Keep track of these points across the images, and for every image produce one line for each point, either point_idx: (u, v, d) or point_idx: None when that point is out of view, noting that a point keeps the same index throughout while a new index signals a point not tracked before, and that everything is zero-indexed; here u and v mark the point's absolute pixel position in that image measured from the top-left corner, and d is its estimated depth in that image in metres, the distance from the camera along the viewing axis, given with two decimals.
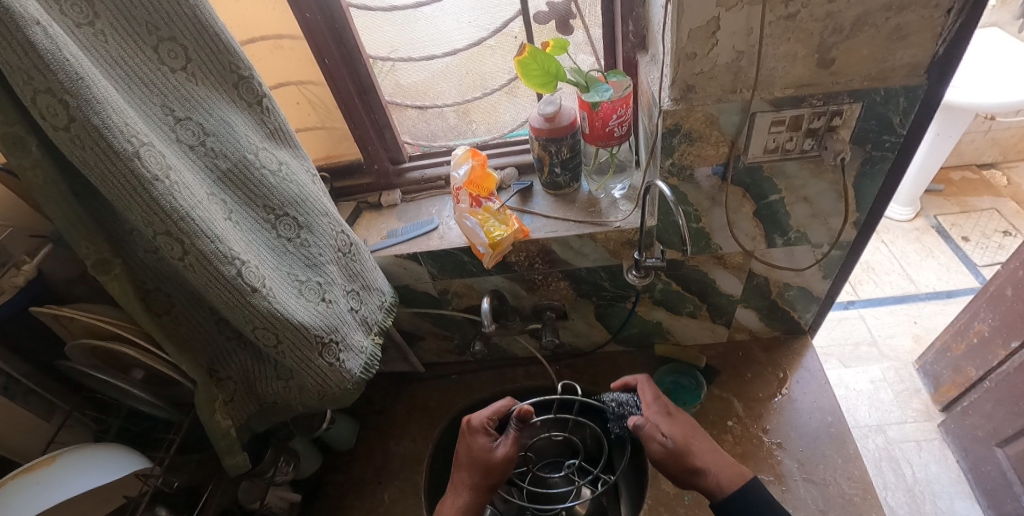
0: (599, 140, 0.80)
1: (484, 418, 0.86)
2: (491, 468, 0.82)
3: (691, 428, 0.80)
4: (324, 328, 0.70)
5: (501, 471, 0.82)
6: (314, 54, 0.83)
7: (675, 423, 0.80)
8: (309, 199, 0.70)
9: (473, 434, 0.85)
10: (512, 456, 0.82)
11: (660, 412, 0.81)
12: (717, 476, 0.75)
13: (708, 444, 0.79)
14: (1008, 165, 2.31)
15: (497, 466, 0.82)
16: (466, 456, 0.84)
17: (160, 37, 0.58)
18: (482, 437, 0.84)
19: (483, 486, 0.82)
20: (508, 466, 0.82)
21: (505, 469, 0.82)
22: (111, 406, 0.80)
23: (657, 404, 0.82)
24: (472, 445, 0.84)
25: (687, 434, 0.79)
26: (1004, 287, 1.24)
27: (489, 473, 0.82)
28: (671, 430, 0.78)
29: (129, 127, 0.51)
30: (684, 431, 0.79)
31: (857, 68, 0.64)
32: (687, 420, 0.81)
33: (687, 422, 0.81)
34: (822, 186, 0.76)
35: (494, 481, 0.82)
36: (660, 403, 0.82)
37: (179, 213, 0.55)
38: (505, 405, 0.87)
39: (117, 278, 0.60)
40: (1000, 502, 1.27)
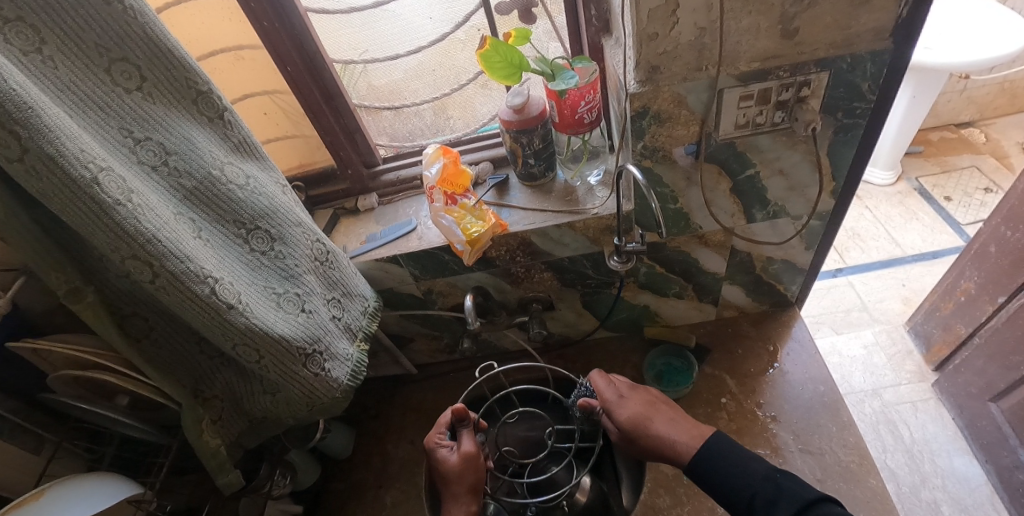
0: (570, 128, 0.79)
1: (438, 434, 0.87)
2: (460, 475, 0.82)
3: (647, 406, 0.83)
4: (306, 339, 0.70)
5: (464, 472, 0.82)
6: (277, 62, 0.81)
7: (626, 406, 0.83)
8: (280, 210, 0.69)
9: (432, 452, 0.86)
10: (472, 450, 0.84)
11: (611, 399, 0.85)
12: (675, 448, 0.77)
13: (665, 418, 0.81)
14: (985, 122, 2.32)
15: (466, 467, 0.83)
16: (438, 477, 0.84)
17: (112, 58, 0.56)
18: (441, 450, 0.85)
19: (465, 492, 0.82)
20: (476, 462, 0.84)
21: (473, 468, 0.83)
22: (100, 436, 0.79)
23: (609, 392, 0.86)
24: (436, 463, 0.84)
25: (641, 415, 0.82)
26: (988, 244, 1.25)
27: (462, 481, 0.82)
28: (624, 415, 0.82)
29: (84, 153, 0.50)
30: (636, 413, 0.82)
31: (821, 37, 0.64)
32: (641, 398, 0.84)
33: (643, 401, 0.84)
34: (796, 157, 0.76)
35: (473, 482, 0.83)
36: (611, 390, 0.86)
37: (145, 237, 0.54)
38: (446, 414, 0.89)
39: (91, 306, 0.59)
40: (997, 455, 1.29)
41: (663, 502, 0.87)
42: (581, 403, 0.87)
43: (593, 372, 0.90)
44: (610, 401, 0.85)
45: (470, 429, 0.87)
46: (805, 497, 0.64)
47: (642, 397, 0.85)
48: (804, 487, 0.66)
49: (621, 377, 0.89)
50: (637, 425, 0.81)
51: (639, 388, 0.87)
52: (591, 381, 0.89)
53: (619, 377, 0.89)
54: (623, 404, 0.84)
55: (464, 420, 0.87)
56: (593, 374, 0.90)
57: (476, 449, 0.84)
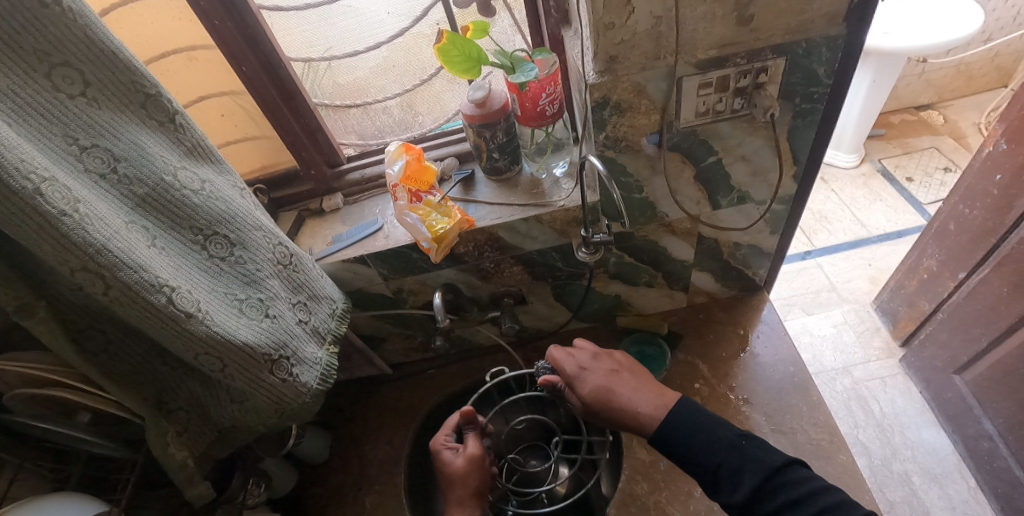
0: (532, 120, 0.79)
1: (443, 437, 0.87)
2: (465, 476, 0.82)
3: (608, 376, 0.80)
4: (272, 345, 0.68)
5: (476, 474, 0.82)
6: (231, 62, 0.79)
7: (588, 377, 0.81)
8: (239, 214, 0.68)
9: (438, 455, 0.85)
10: (477, 453, 0.84)
11: (573, 371, 0.83)
12: (636, 416, 0.74)
13: (628, 384, 0.78)
14: (944, 104, 2.39)
15: (471, 469, 0.82)
16: (442, 481, 0.83)
17: (51, 63, 0.53)
18: (446, 453, 0.84)
19: (470, 496, 0.81)
20: (482, 464, 0.83)
21: (478, 470, 0.83)
22: (63, 455, 0.76)
23: (568, 367, 0.84)
24: (441, 466, 0.84)
25: (603, 385, 0.79)
26: (947, 222, 1.29)
27: (467, 482, 0.81)
28: (588, 386, 0.80)
29: (24, 162, 0.48)
30: (596, 384, 0.80)
31: (776, 23, 0.65)
32: (604, 368, 0.81)
33: (603, 370, 0.81)
34: (756, 143, 0.77)
35: (479, 486, 0.82)
36: (570, 364, 0.85)
37: (94, 247, 0.52)
38: (454, 417, 0.89)
39: (42, 321, 0.57)
40: (963, 425, 1.34)
41: (641, 489, 0.88)
42: (543, 379, 0.88)
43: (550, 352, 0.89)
44: (569, 376, 0.84)
45: (477, 433, 0.87)
46: (769, 465, 0.63)
47: (605, 366, 0.82)
48: (769, 453, 0.65)
49: (584, 346, 0.86)
50: (599, 395, 0.78)
51: (604, 356, 0.84)
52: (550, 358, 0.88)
53: (581, 348, 0.87)
54: (585, 376, 0.82)
55: (472, 426, 0.87)
56: (552, 351, 0.89)
57: (483, 453, 0.84)
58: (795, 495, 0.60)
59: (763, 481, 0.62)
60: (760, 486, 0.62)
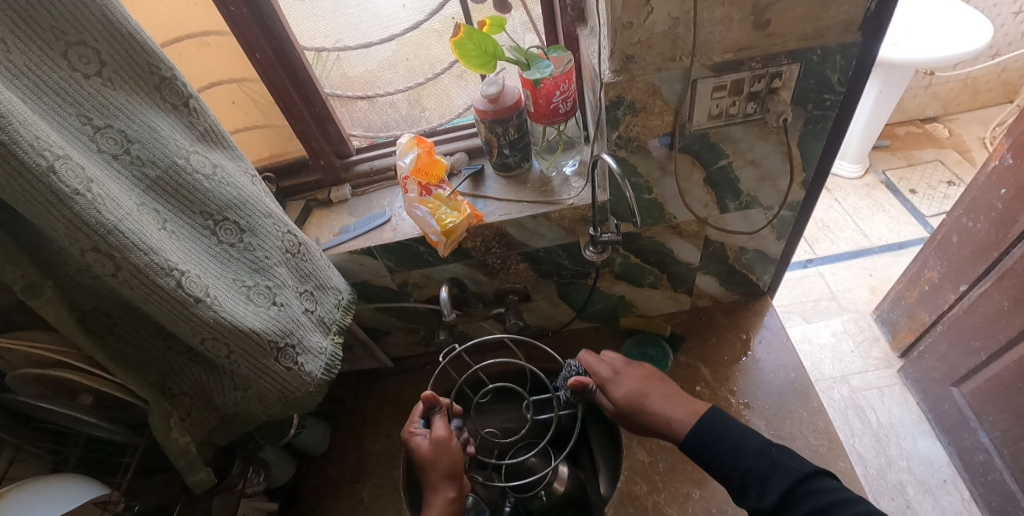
0: (545, 118, 0.79)
1: (411, 424, 0.85)
2: (434, 459, 0.80)
3: (642, 381, 0.81)
4: (278, 333, 0.68)
5: (442, 455, 0.80)
6: (244, 49, 0.79)
7: (623, 381, 0.82)
8: (249, 201, 0.68)
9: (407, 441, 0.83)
10: (444, 433, 0.82)
11: (606, 375, 0.84)
12: (670, 423, 0.75)
13: (661, 391, 0.79)
14: (949, 118, 2.40)
15: (439, 453, 0.80)
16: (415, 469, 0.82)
17: (68, 41, 0.53)
18: (412, 438, 0.82)
19: (445, 477, 0.79)
20: (449, 447, 0.81)
21: (446, 452, 0.81)
22: (64, 437, 0.76)
23: (601, 370, 0.85)
24: (411, 451, 0.82)
25: (636, 390, 0.80)
26: (950, 235, 1.29)
27: (436, 464, 0.79)
28: (620, 392, 0.81)
29: (39, 140, 0.48)
30: (630, 388, 0.81)
31: (793, 28, 0.65)
32: (638, 373, 0.83)
33: (637, 376, 0.82)
34: (768, 148, 0.77)
35: (451, 466, 0.80)
36: (602, 368, 0.85)
37: (106, 228, 0.52)
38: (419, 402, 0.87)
39: (50, 301, 0.56)
40: (959, 437, 1.34)
41: (640, 489, 0.88)
42: (572, 382, 0.86)
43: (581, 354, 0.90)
44: (601, 378, 0.84)
45: (443, 415, 0.85)
46: (798, 472, 0.64)
47: (638, 372, 0.83)
48: (799, 461, 0.66)
49: (616, 353, 0.87)
50: (633, 401, 0.80)
51: (635, 363, 0.85)
52: (581, 361, 0.88)
53: (611, 353, 0.87)
54: (618, 381, 0.83)
55: (435, 406, 0.85)
56: (582, 355, 0.89)
57: (448, 433, 0.82)
58: (821, 503, 0.60)
59: (793, 487, 0.63)
60: (788, 492, 0.63)
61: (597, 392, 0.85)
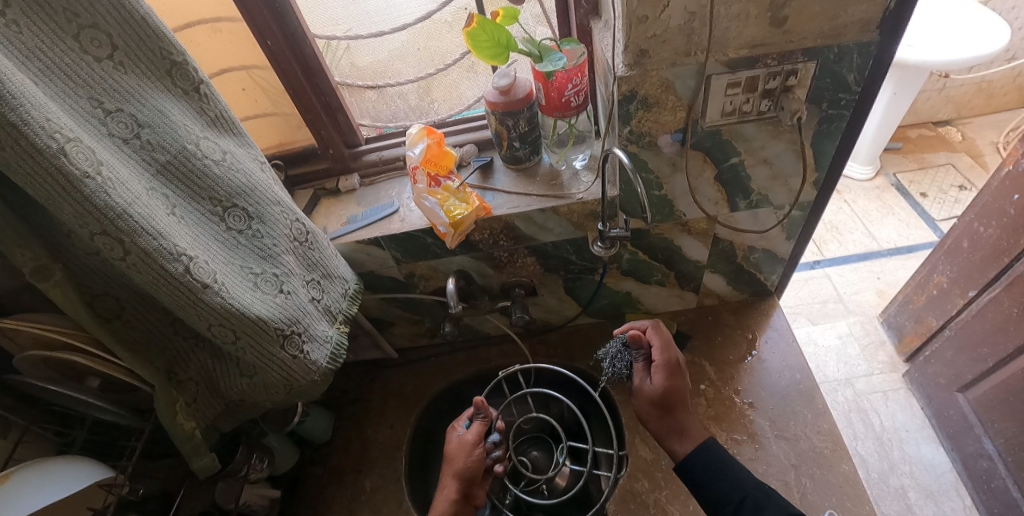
0: (556, 111, 0.78)
1: (459, 422, 0.88)
2: (450, 456, 0.82)
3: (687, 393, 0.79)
4: (285, 321, 0.68)
5: (460, 455, 0.81)
6: (256, 36, 0.79)
7: (680, 381, 0.79)
8: (258, 188, 0.68)
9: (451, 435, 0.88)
10: (473, 439, 0.82)
11: (671, 362, 0.79)
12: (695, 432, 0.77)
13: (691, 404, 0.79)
14: (962, 121, 2.37)
15: (460, 452, 0.82)
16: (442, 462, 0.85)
17: (81, 24, 0.53)
18: (450, 432, 0.87)
19: (449, 475, 0.80)
20: (472, 450, 0.82)
21: (462, 454, 0.81)
22: (70, 419, 0.77)
23: (665, 353, 0.79)
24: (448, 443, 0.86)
25: (680, 389, 0.78)
26: (960, 240, 1.28)
27: (450, 461, 0.82)
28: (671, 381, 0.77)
29: (50, 122, 0.48)
30: (682, 389, 0.78)
31: (809, 26, 0.64)
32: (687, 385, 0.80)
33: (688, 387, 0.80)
34: (780, 147, 0.76)
35: (464, 470, 0.80)
36: (670, 352, 0.80)
37: (115, 211, 0.52)
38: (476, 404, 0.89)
39: (59, 284, 0.56)
40: (963, 444, 1.33)
41: (641, 486, 0.88)
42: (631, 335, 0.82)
43: (656, 326, 0.84)
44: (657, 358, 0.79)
45: (483, 422, 0.85)
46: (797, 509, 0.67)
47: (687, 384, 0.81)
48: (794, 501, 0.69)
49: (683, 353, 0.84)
50: (673, 396, 0.77)
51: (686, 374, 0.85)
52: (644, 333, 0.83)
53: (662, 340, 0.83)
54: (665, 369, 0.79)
55: (482, 416, 0.85)
56: (660, 329, 0.83)
57: (477, 439, 0.82)
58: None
59: None
60: None
61: (640, 364, 0.81)
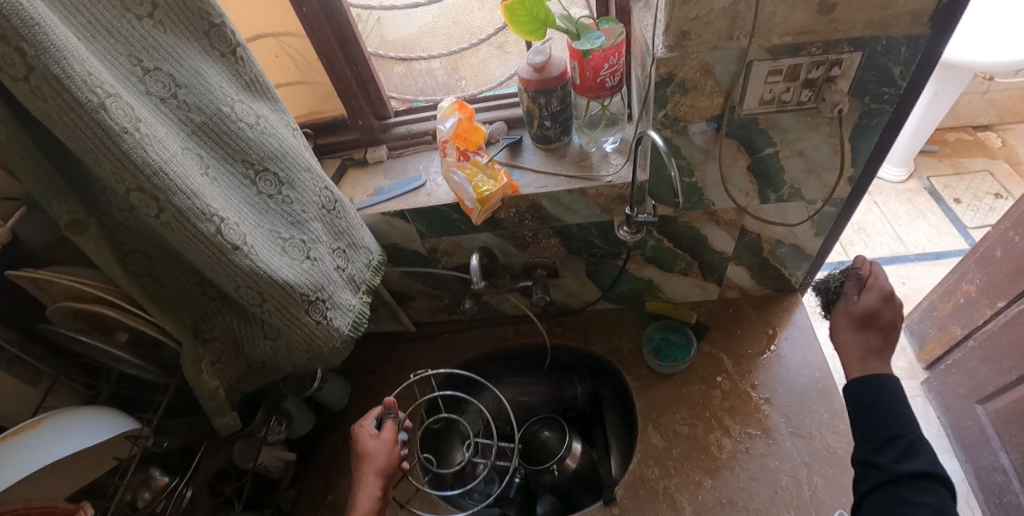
0: (590, 91, 0.77)
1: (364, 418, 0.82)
2: (367, 453, 0.76)
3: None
4: (310, 286, 0.69)
5: (382, 452, 0.76)
6: (292, 2, 0.78)
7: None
8: (288, 153, 0.68)
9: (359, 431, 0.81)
10: (391, 437, 0.78)
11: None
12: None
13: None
14: (1004, 127, 2.29)
15: (377, 448, 0.77)
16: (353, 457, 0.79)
17: None
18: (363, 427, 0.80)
19: (375, 470, 0.74)
20: (391, 449, 0.77)
21: (392, 449, 0.77)
22: (99, 372, 0.79)
23: None
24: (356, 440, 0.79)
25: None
26: (993, 248, 1.24)
27: (372, 458, 0.76)
28: None
29: (92, 76, 0.48)
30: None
31: (859, 15, 0.61)
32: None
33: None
34: (818, 139, 0.74)
35: (385, 467, 0.75)
36: None
37: (151, 168, 0.53)
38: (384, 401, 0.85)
39: (94, 239, 0.58)
40: (978, 456, 1.31)
41: (651, 473, 0.89)
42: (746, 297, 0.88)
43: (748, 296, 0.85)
44: None
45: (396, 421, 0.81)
46: None
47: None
48: None
49: None
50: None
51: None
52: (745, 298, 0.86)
53: None
54: None
55: (393, 414, 0.81)
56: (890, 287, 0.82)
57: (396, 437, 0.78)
58: None
59: None
60: None
61: None
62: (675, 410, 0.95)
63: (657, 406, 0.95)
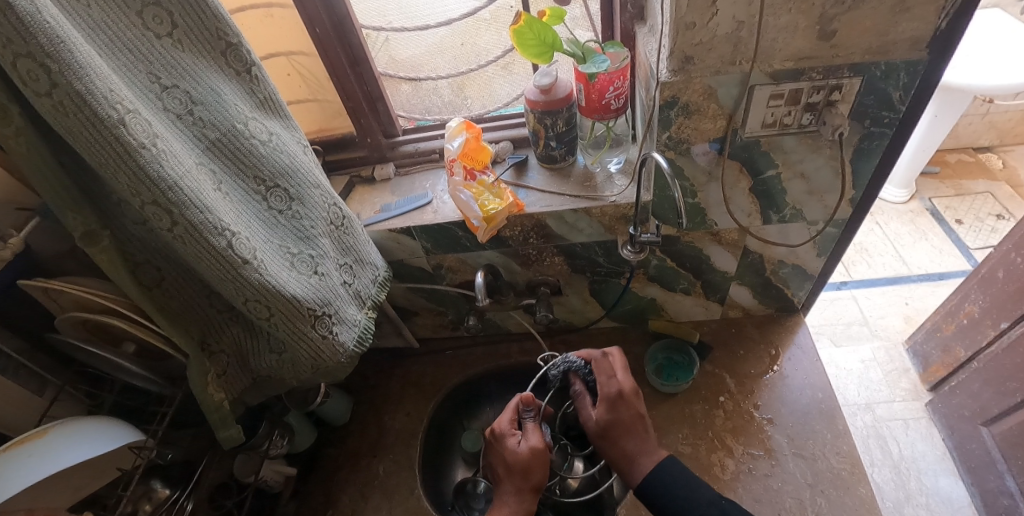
0: (595, 113, 0.78)
1: (505, 426, 0.88)
2: (527, 468, 0.84)
3: (634, 416, 0.82)
4: (317, 301, 0.70)
5: (539, 465, 0.84)
6: (305, 23, 0.80)
7: (621, 407, 0.83)
8: (300, 170, 0.69)
9: (501, 440, 0.87)
10: (539, 444, 0.85)
11: (610, 391, 0.84)
12: (631, 464, 0.80)
13: (644, 438, 0.81)
14: (1004, 149, 2.30)
15: (533, 461, 0.84)
16: (502, 466, 0.86)
17: (145, 2, 0.55)
18: (508, 438, 0.87)
19: (528, 488, 0.84)
20: (543, 457, 0.85)
21: (540, 463, 0.84)
22: (104, 382, 0.80)
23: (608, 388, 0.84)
24: (505, 453, 0.86)
25: (629, 421, 0.82)
26: (995, 269, 1.24)
27: (527, 473, 0.84)
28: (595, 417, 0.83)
29: (113, 93, 0.50)
30: (620, 417, 0.82)
31: (858, 41, 0.63)
32: (638, 408, 0.83)
33: (634, 409, 0.83)
34: (819, 162, 0.75)
35: (539, 479, 0.84)
36: (612, 383, 0.84)
37: (166, 183, 0.54)
38: (512, 401, 0.91)
39: (107, 250, 0.59)
40: (983, 479, 1.30)
41: None
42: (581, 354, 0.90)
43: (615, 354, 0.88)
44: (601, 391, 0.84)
45: (536, 424, 0.88)
46: None
47: (637, 406, 0.83)
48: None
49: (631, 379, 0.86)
50: (615, 429, 0.82)
51: (639, 398, 0.85)
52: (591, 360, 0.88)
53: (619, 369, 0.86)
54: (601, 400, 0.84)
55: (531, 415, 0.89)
56: (603, 358, 0.88)
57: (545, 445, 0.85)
58: None
59: None
60: None
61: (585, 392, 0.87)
62: (678, 430, 0.94)
63: (659, 425, 0.95)
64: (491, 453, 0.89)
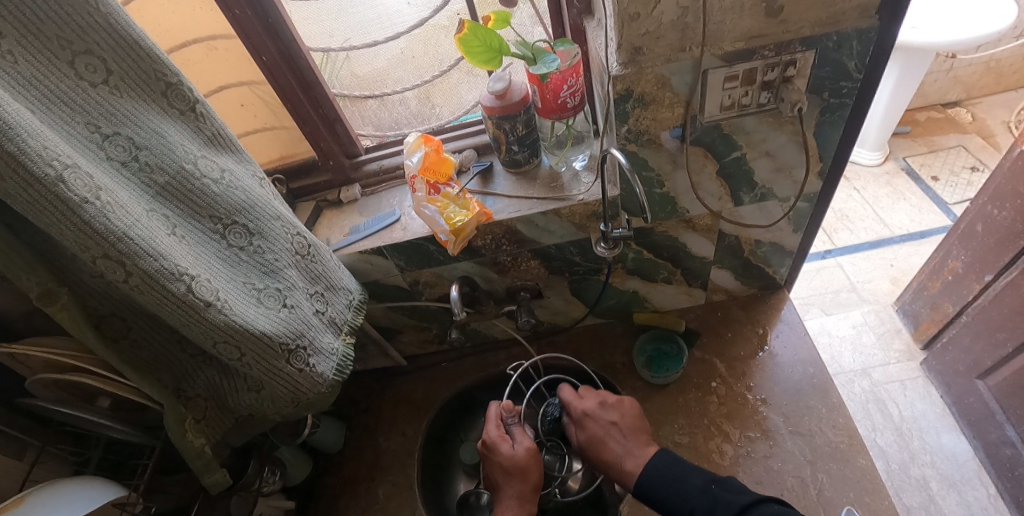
0: (553, 113, 0.78)
1: (493, 435, 0.89)
2: (526, 468, 0.84)
3: (605, 426, 0.85)
4: (289, 335, 0.68)
5: (535, 466, 0.85)
6: (251, 52, 0.79)
7: (589, 423, 0.87)
8: (258, 204, 0.68)
9: (494, 449, 0.87)
10: (531, 443, 0.87)
11: (576, 413, 0.90)
12: (620, 471, 0.81)
13: (622, 443, 0.83)
14: (972, 101, 2.33)
15: (529, 462, 0.85)
16: (500, 472, 0.85)
17: (75, 51, 0.53)
18: (501, 443, 0.87)
19: (530, 489, 0.83)
20: (538, 455, 0.87)
21: (536, 462, 0.85)
22: (87, 438, 0.77)
23: (580, 410, 0.89)
24: (501, 460, 0.85)
25: (600, 433, 0.85)
26: (974, 223, 1.25)
27: (526, 475, 0.84)
28: (585, 432, 0.87)
29: (48, 150, 0.48)
30: (591, 432, 0.86)
31: (806, 14, 0.63)
32: (606, 418, 0.86)
33: (604, 420, 0.86)
34: (782, 138, 0.75)
35: (538, 479, 0.84)
36: (577, 405, 0.90)
37: (116, 235, 0.52)
38: (495, 408, 0.92)
39: (65, 308, 0.56)
40: (984, 431, 1.31)
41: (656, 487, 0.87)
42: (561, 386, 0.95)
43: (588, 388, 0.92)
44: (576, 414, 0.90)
45: (521, 426, 0.90)
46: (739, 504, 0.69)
47: (609, 415, 0.86)
48: (740, 494, 0.71)
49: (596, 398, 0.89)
50: (593, 443, 0.86)
51: (610, 408, 0.87)
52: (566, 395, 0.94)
53: (591, 394, 0.91)
54: (586, 422, 0.88)
55: (516, 422, 0.91)
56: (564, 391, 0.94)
57: (535, 444, 0.87)
58: None
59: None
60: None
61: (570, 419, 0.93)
62: (673, 420, 0.94)
63: (654, 418, 0.94)
64: (484, 464, 0.89)
